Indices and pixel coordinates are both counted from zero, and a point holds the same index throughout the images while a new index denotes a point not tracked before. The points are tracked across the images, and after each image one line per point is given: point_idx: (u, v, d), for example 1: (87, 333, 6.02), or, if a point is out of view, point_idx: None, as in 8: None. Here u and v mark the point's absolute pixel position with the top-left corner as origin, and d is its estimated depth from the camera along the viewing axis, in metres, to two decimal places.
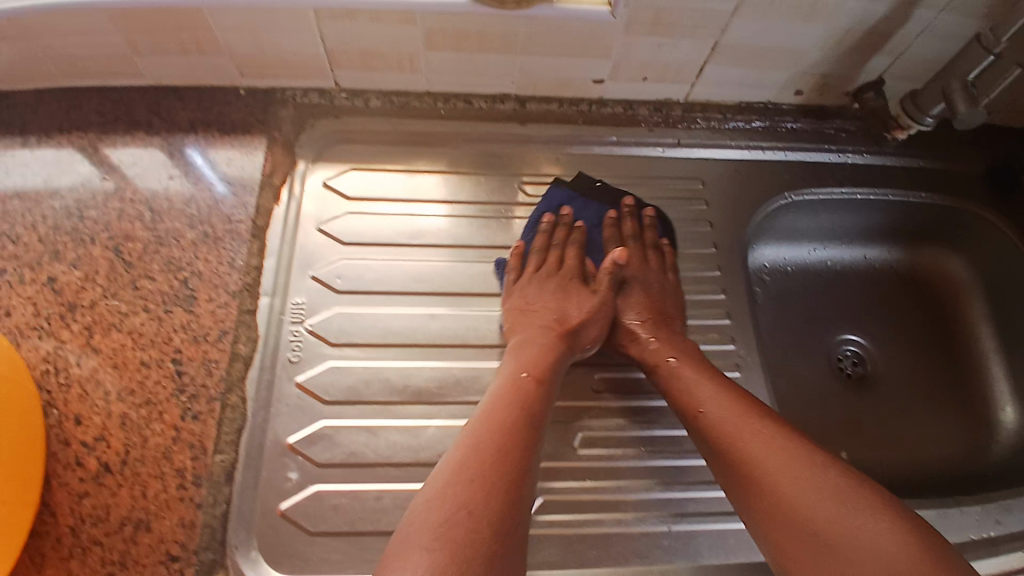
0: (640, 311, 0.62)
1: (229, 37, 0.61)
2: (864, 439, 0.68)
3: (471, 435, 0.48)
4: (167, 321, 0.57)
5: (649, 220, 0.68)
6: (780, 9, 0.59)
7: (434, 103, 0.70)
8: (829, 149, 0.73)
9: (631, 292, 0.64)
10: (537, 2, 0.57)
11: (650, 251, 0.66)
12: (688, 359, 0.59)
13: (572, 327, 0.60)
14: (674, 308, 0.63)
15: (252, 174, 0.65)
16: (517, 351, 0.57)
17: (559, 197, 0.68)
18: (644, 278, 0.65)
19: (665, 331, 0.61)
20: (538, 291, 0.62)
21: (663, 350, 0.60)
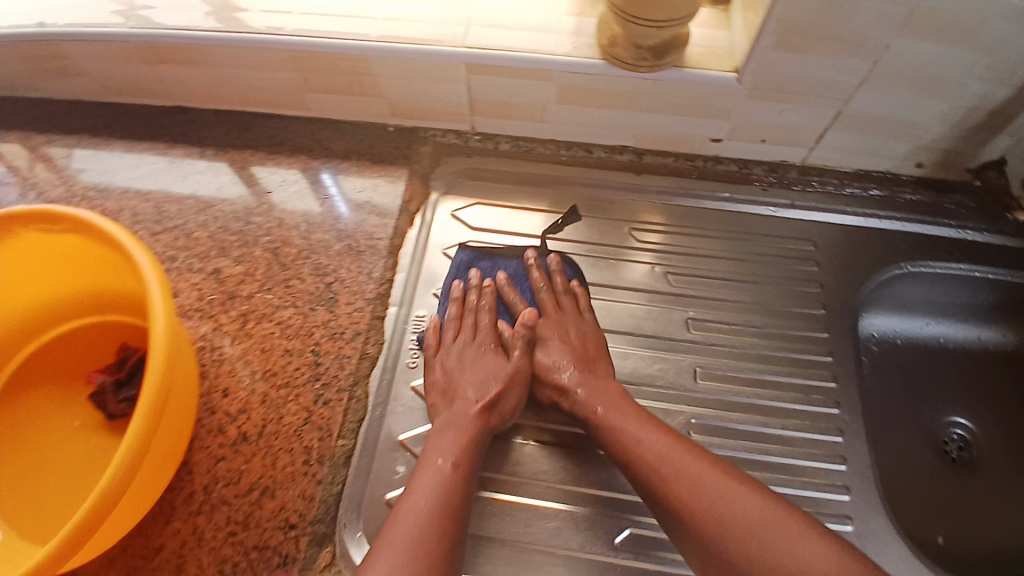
0: (559, 360, 0.63)
1: (389, 83, 0.71)
2: (966, 523, 0.67)
3: (398, 526, 0.49)
4: (311, 316, 0.65)
5: (558, 270, 0.70)
6: (906, 85, 0.61)
7: (557, 149, 0.77)
8: (948, 224, 0.72)
9: (546, 343, 0.65)
10: (667, 66, 0.63)
11: (564, 296, 0.68)
12: (615, 409, 0.59)
13: (487, 399, 0.60)
14: (592, 353, 0.64)
15: (392, 200, 0.73)
16: (439, 431, 0.57)
17: (467, 260, 0.70)
18: (558, 326, 0.66)
19: (591, 379, 0.62)
20: (453, 365, 0.62)
21: (590, 402, 0.60)
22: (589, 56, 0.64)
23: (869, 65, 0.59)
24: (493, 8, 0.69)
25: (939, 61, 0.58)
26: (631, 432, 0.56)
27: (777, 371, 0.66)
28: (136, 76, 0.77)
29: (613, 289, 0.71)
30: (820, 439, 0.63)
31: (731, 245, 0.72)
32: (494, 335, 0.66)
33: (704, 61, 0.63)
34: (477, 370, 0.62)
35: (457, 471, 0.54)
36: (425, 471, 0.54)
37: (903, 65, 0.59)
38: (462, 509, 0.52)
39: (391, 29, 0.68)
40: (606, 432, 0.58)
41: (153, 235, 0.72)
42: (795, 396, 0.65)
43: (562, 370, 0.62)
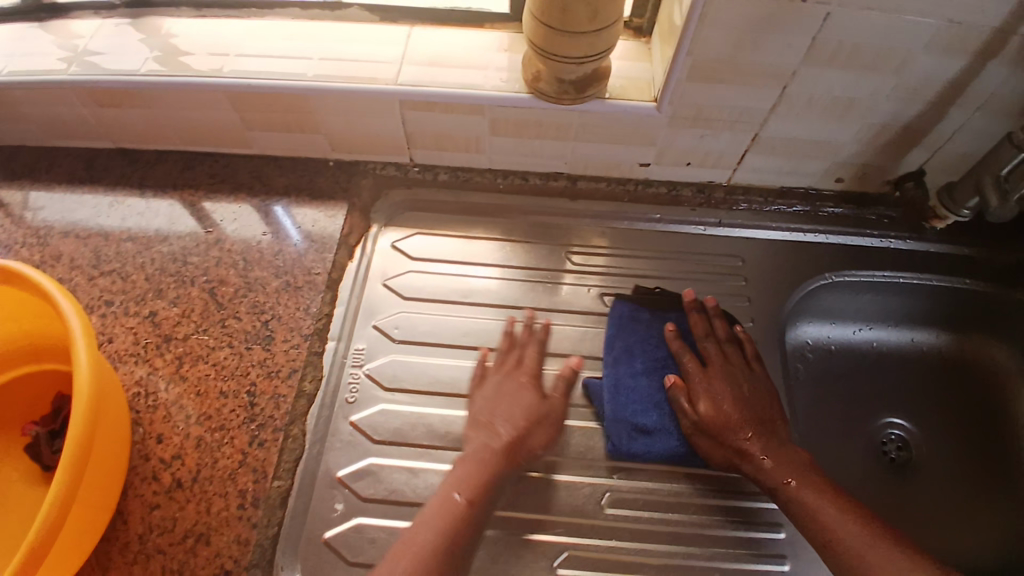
0: (738, 419, 0.62)
1: (327, 120, 0.72)
2: (907, 522, 0.69)
3: (414, 539, 0.53)
4: (247, 356, 0.65)
5: (717, 319, 0.69)
6: (816, 109, 0.64)
7: (495, 178, 0.78)
8: (870, 234, 0.76)
9: (720, 394, 0.63)
10: (590, 98, 0.65)
11: (729, 348, 0.67)
12: (804, 475, 0.58)
13: (519, 434, 0.61)
14: (767, 411, 0.63)
15: (333, 234, 0.74)
16: (461, 464, 0.59)
17: (623, 312, 0.70)
18: (732, 380, 0.64)
19: (773, 441, 0.61)
20: (487, 400, 0.63)
21: (779, 470, 0.59)
22: (517, 90, 0.66)
23: (780, 91, 0.62)
24: (427, 45, 0.71)
25: (843, 86, 0.62)
26: (814, 501, 0.57)
27: None
28: (73, 119, 0.76)
29: (553, 313, 0.72)
30: None
31: (665, 264, 0.74)
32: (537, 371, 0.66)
33: (626, 92, 0.66)
34: (515, 404, 0.63)
35: (471, 508, 0.56)
36: (438, 504, 0.56)
37: (811, 90, 0.62)
38: (468, 549, 0.55)
39: (326, 68, 0.69)
40: (799, 504, 0.57)
41: (89, 279, 0.71)
42: None
43: (741, 428, 0.61)
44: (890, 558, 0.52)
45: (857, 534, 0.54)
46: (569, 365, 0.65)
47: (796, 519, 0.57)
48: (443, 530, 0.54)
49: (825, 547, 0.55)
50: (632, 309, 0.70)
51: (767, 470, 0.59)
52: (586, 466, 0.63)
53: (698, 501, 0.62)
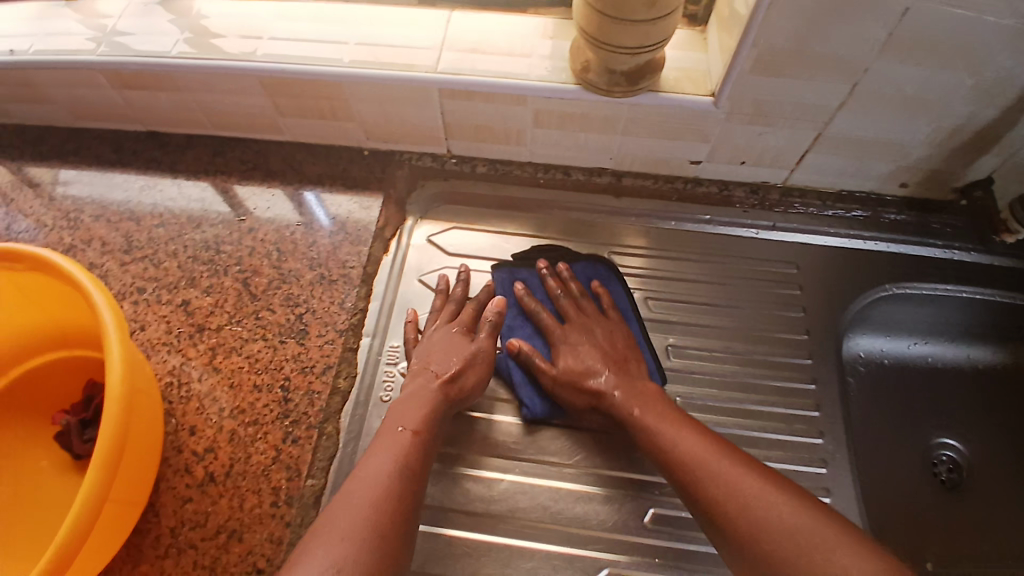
0: (591, 362, 0.62)
1: (361, 108, 0.70)
2: (959, 550, 0.65)
3: (371, 470, 0.52)
4: (280, 350, 0.63)
5: (570, 276, 0.69)
6: (886, 108, 0.60)
7: (535, 172, 0.75)
8: (934, 245, 0.71)
9: (573, 347, 0.64)
10: (642, 90, 0.61)
11: (582, 299, 0.68)
12: (647, 400, 0.59)
13: (452, 373, 0.60)
14: (619, 350, 0.64)
15: (367, 226, 0.71)
16: (399, 403, 0.58)
17: (503, 278, 0.70)
18: (586, 329, 0.65)
19: (623, 378, 0.61)
20: (424, 350, 0.62)
21: (627, 401, 0.59)
22: (563, 80, 0.63)
23: (850, 88, 0.58)
24: (466, 30, 0.68)
25: (919, 84, 0.57)
26: (666, 434, 0.55)
27: (759, 400, 0.65)
28: (105, 101, 0.75)
29: None
30: (802, 469, 0.62)
31: (712, 269, 0.71)
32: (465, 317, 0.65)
33: (680, 85, 0.62)
34: (451, 352, 0.62)
35: (417, 438, 0.55)
36: (386, 436, 0.55)
37: (884, 89, 0.58)
38: (421, 475, 0.54)
39: (361, 53, 0.66)
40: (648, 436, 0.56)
41: (121, 265, 0.70)
42: (777, 425, 0.64)
43: (592, 370, 0.62)
44: (712, 463, 0.52)
45: (688, 445, 0.54)
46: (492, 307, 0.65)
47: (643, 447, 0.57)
48: (396, 461, 0.53)
49: (669, 471, 0.54)
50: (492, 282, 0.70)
51: (614, 402, 0.60)
52: (628, 480, 0.60)
53: None
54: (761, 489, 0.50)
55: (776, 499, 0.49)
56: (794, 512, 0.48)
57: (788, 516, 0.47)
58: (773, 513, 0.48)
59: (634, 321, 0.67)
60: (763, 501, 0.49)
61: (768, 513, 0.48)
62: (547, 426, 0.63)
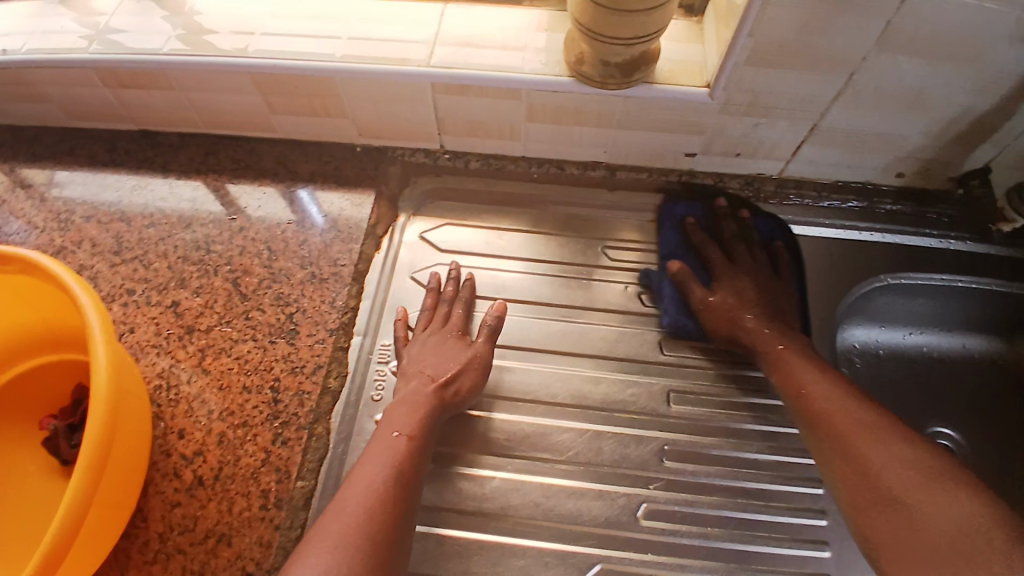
0: (747, 302, 0.64)
1: (354, 104, 0.69)
2: None
3: (366, 477, 0.51)
4: (270, 350, 0.62)
5: (751, 221, 0.70)
6: (882, 99, 0.59)
7: (529, 166, 0.74)
8: (929, 235, 0.70)
9: (734, 283, 0.66)
10: (636, 83, 0.61)
11: (756, 245, 0.68)
12: (796, 344, 0.61)
13: (446, 378, 0.59)
14: (773, 297, 0.65)
15: (359, 223, 0.70)
16: (393, 407, 0.57)
17: (678, 211, 0.71)
18: (748, 269, 0.66)
19: (778, 326, 0.62)
20: (417, 351, 0.62)
21: (775, 340, 0.61)
22: (557, 73, 0.62)
23: (845, 79, 0.57)
24: (460, 24, 0.67)
25: (915, 75, 0.56)
26: (807, 376, 0.57)
27: (755, 393, 0.64)
28: (95, 99, 0.74)
29: (588, 310, 0.68)
30: (797, 462, 0.61)
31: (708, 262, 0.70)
32: (458, 324, 0.65)
33: (675, 77, 0.61)
34: (445, 355, 0.61)
35: (412, 443, 0.54)
36: (381, 442, 0.54)
37: (880, 79, 0.57)
38: (416, 480, 0.53)
39: (354, 49, 0.65)
40: (784, 372, 0.59)
41: (111, 266, 0.69)
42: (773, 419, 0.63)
43: (745, 309, 0.64)
44: (839, 402, 0.54)
45: (822, 386, 0.56)
46: (491, 311, 0.64)
47: (777, 377, 0.60)
48: (390, 465, 0.52)
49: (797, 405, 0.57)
50: (661, 206, 0.72)
51: (763, 336, 0.62)
52: (622, 476, 0.59)
53: (740, 518, 0.58)
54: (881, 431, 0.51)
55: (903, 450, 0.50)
56: (909, 459, 0.49)
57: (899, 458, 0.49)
58: (893, 456, 0.50)
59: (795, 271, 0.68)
60: (881, 442, 0.51)
61: (881, 453, 0.50)
62: (540, 423, 0.62)
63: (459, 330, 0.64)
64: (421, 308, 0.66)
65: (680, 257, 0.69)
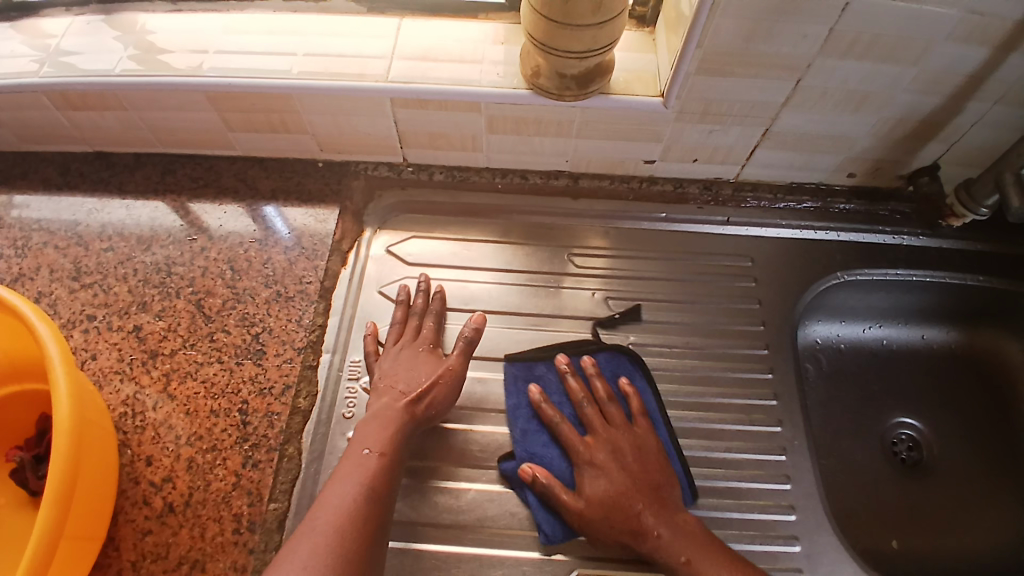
0: (623, 493, 0.57)
1: (313, 120, 0.69)
2: (917, 525, 0.68)
3: (336, 496, 0.51)
4: (236, 372, 0.62)
5: (595, 374, 0.64)
6: (831, 102, 0.61)
7: (493, 177, 0.74)
8: (882, 231, 0.73)
9: (601, 470, 0.58)
10: (593, 93, 0.62)
11: (607, 406, 0.63)
12: (697, 549, 0.54)
13: (417, 393, 0.59)
14: (644, 472, 0.58)
15: (323, 238, 0.70)
16: (365, 423, 0.57)
17: (518, 372, 0.65)
18: (610, 447, 0.60)
19: (665, 515, 0.56)
20: (389, 368, 0.62)
21: (675, 547, 0.54)
22: (515, 85, 0.63)
23: (793, 84, 0.59)
24: (417, 38, 0.68)
25: (861, 78, 0.58)
26: None
27: (721, 392, 0.66)
28: (47, 122, 0.72)
29: (557, 318, 0.69)
30: (763, 458, 0.63)
31: (672, 266, 0.72)
32: (428, 338, 0.65)
33: (630, 87, 0.62)
34: (416, 370, 0.61)
35: (383, 459, 0.55)
36: (350, 459, 0.54)
37: (826, 84, 0.59)
38: (387, 496, 0.53)
39: (311, 65, 0.65)
40: None
41: (71, 291, 0.68)
42: (736, 417, 0.65)
43: (626, 506, 0.56)
44: None
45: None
46: (469, 324, 0.64)
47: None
48: (361, 484, 0.52)
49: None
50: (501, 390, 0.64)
51: (661, 545, 0.55)
52: None
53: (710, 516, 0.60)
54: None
55: None
56: None
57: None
58: None
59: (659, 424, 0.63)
60: None
61: None
62: (513, 432, 0.62)
63: (429, 343, 0.64)
64: (391, 322, 0.66)
65: (540, 439, 0.62)
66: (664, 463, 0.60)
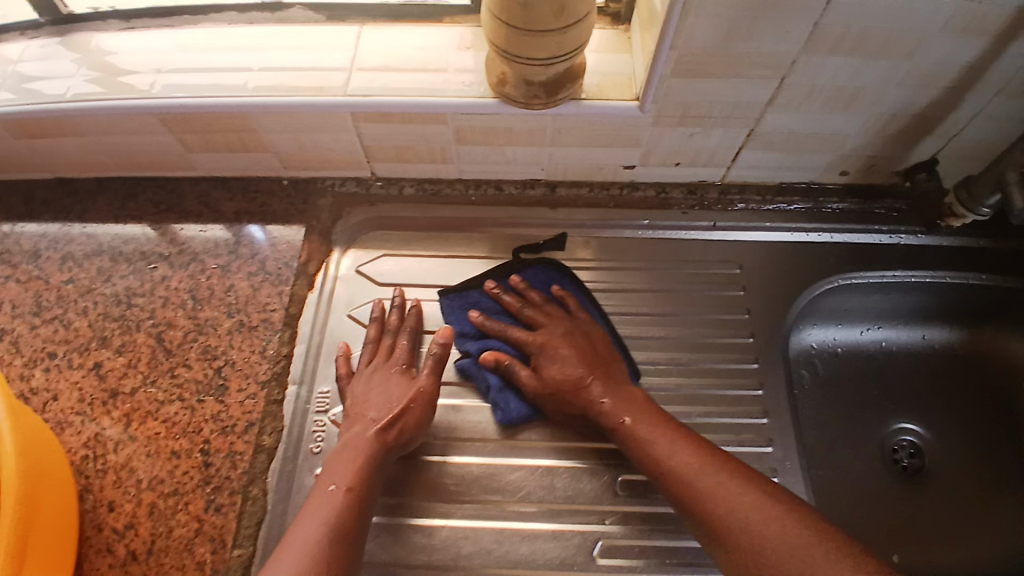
0: (578, 360, 0.60)
1: (273, 138, 0.65)
2: (918, 539, 0.64)
3: (300, 540, 0.47)
4: (198, 411, 0.59)
5: (527, 289, 0.66)
6: (818, 101, 0.57)
7: (465, 189, 0.70)
8: (879, 231, 0.69)
9: (549, 351, 0.61)
10: (564, 99, 0.58)
11: (547, 304, 0.64)
12: (641, 413, 0.57)
13: (388, 418, 0.54)
14: (598, 355, 0.61)
15: (287, 261, 0.66)
16: (334, 457, 0.53)
17: (533, 277, 0.67)
18: (558, 331, 0.62)
19: (611, 382, 0.59)
20: (361, 393, 0.57)
21: (615, 409, 0.57)
22: (481, 95, 0.59)
23: (778, 83, 0.55)
24: (378, 48, 0.64)
25: (851, 75, 0.54)
26: (658, 446, 0.54)
27: (708, 411, 0.63)
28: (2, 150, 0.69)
29: None
30: None
31: (655, 276, 0.68)
32: (403, 359, 0.60)
33: (604, 92, 0.59)
34: (389, 393, 0.56)
35: (351, 494, 0.50)
36: (315, 498, 0.50)
37: (813, 81, 0.55)
38: (357, 536, 0.49)
39: (267, 81, 0.62)
40: (637, 444, 0.55)
41: (31, 328, 0.65)
42: (725, 438, 0.61)
43: (577, 372, 0.59)
44: (706, 485, 0.51)
45: (681, 455, 0.53)
46: (436, 338, 0.59)
47: (639, 460, 0.55)
48: (326, 524, 0.48)
49: (671, 493, 0.53)
50: (479, 279, 0.66)
51: (609, 410, 0.57)
52: (575, 512, 0.57)
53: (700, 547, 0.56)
54: (752, 499, 0.49)
55: (772, 516, 0.48)
56: (786, 531, 0.47)
57: (791, 533, 0.47)
58: (763, 530, 0.48)
59: (581, 289, 0.66)
60: (754, 514, 0.48)
61: (784, 544, 0.47)
62: (488, 465, 0.59)
63: (405, 363, 0.60)
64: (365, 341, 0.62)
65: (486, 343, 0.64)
66: (615, 355, 0.62)
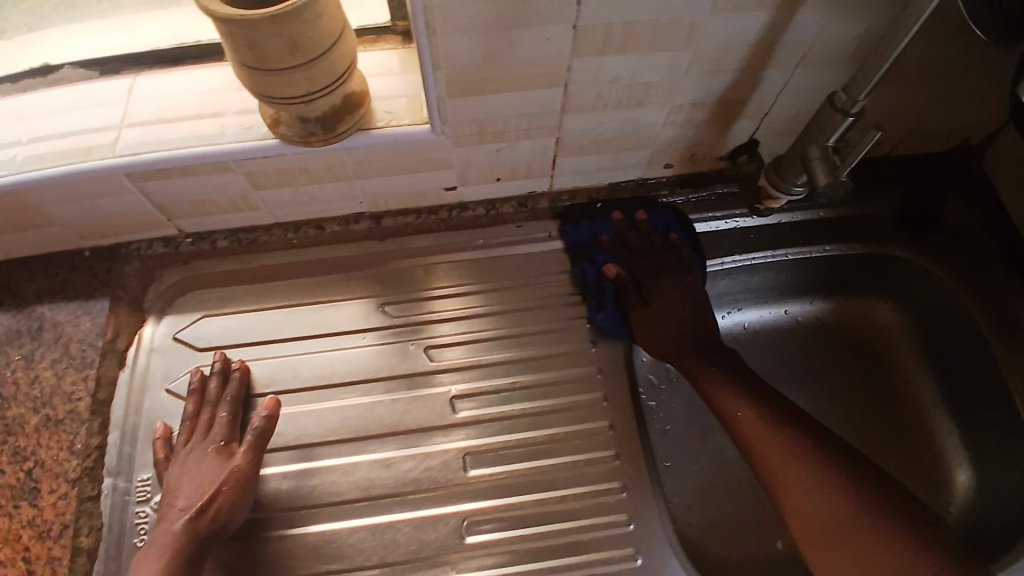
0: (678, 318, 0.62)
1: (57, 211, 0.59)
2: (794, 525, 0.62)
3: None
4: (14, 517, 0.54)
5: (646, 224, 0.66)
6: (611, 101, 0.53)
7: (284, 232, 0.66)
8: (713, 217, 0.67)
9: (656, 292, 0.63)
10: (350, 131, 0.53)
11: (666, 249, 0.65)
12: (731, 367, 0.59)
13: (198, 507, 0.52)
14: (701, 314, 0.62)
15: (92, 342, 0.61)
16: (139, 557, 0.50)
17: (664, 219, 0.66)
18: (671, 280, 0.63)
19: (709, 341, 0.61)
20: (175, 477, 0.55)
21: (703, 360, 0.60)
22: (262, 135, 0.54)
23: (562, 91, 0.52)
24: (152, 98, 0.58)
25: (632, 72, 0.50)
26: (736, 397, 0.56)
27: (554, 433, 0.61)
28: None
29: (370, 382, 0.62)
30: (609, 500, 0.58)
31: (495, 295, 0.65)
32: (221, 433, 0.57)
33: (396, 115, 0.54)
34: (202, 477, 0.54)
35: None
36: None
37: (595, 82, 0.51)
38: None
39: (36, 150, 0.56)
40: (716, 390, 0.58)
41: None
42: (571, 459, 0.60)
43: (677, 328, 0.62)
44: (774, 441, 0.53)
45: (755, 411, 0.55)
46: (259, 411, 0.57)
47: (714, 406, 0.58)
48: None
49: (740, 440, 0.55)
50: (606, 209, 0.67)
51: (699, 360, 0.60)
52: (419, 565, 0.55)
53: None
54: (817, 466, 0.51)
55: (832, 484, 0.49)
56: (839, 501, 0.49)
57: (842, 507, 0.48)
58: (818, 496, 0.49)
59: (687, 241, 0.66)
60: (812, 481, 0.50)
61: (834, 513, 0.48)
62: (325, 529, 0.56)
63: (223, 438, 0.57)
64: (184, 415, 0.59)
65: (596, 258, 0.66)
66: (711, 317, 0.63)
